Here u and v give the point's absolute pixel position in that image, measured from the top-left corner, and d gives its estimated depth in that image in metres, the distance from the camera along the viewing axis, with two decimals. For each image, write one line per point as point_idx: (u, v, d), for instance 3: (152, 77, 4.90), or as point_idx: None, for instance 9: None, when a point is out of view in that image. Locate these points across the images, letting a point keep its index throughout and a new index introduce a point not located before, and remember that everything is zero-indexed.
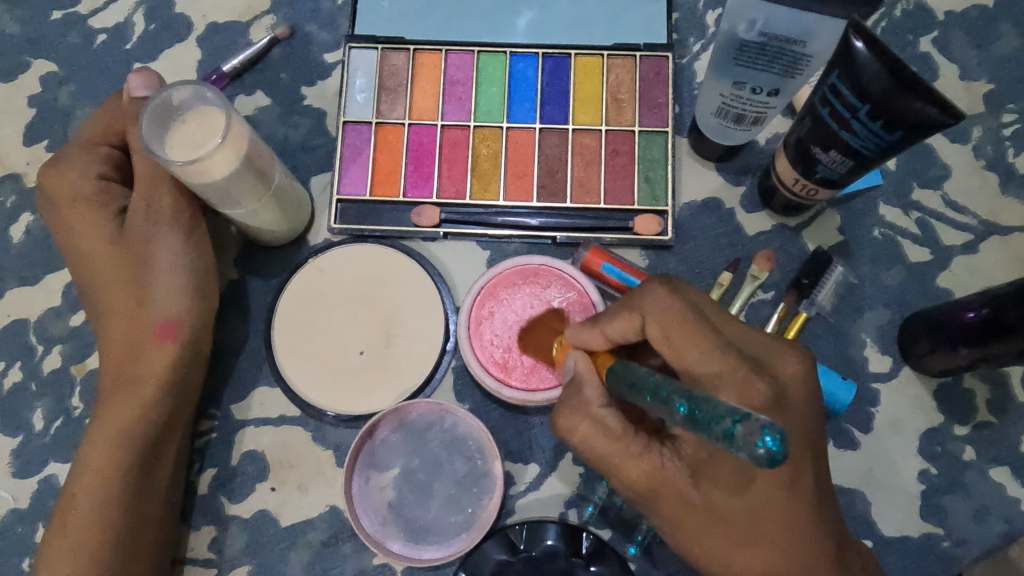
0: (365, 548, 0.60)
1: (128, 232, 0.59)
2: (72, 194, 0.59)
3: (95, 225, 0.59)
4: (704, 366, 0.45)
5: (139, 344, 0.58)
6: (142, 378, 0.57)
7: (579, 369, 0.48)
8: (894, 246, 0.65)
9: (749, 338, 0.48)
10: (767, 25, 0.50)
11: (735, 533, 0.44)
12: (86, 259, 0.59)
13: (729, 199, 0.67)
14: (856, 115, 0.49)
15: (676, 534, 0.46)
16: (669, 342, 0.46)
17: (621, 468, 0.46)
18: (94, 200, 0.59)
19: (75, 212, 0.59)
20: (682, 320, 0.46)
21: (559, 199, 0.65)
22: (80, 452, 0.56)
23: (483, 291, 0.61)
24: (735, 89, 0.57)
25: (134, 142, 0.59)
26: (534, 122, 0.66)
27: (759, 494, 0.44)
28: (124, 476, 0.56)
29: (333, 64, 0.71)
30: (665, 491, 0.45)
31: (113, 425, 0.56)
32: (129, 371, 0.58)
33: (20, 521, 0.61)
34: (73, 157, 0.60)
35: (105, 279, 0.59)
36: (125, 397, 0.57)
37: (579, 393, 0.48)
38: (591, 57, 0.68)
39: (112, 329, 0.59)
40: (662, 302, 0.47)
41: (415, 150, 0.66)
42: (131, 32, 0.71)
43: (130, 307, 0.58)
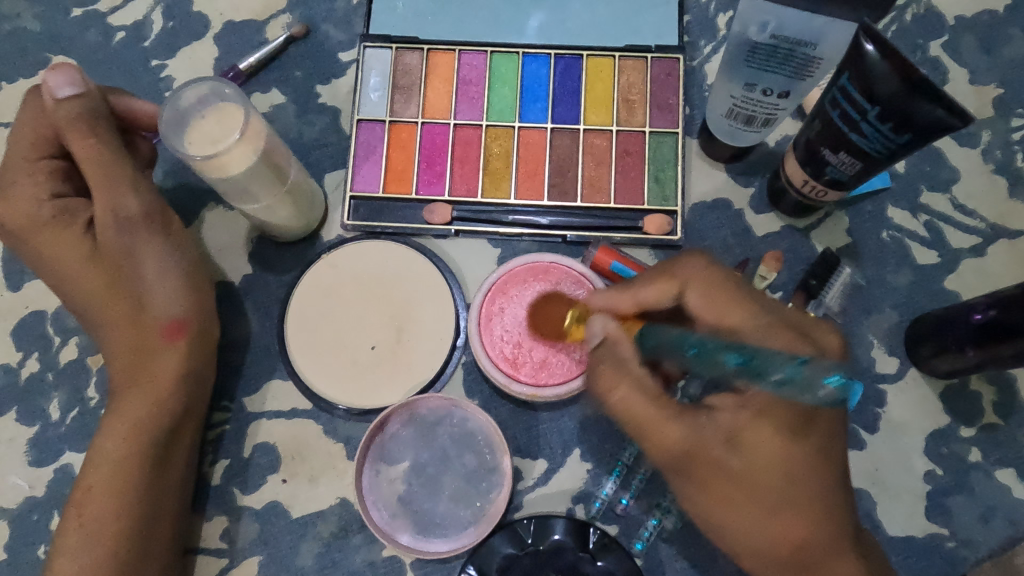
0: (375, 540, 0.61)
1: (101, 245, 0.57)
2: (31, 220, 0.57)
3: (63, 242, 0.57)
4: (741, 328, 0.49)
5: (139, 347, 0.58)
6: (149, 378, 0.58)
7: (610, 332, 0.50)
8: (901, 248, 0.66)
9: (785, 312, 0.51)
10: (777, 27, 0.50)
11: (775, 497, 0.46)
12: (66, 277, 0.58)
13: (737, 200, 0.68)
14: (865, 118, 0.49)
15: (709, 501, 0.47)
16: (711, 304, 0.50)
17: (659, 431, 0.47)
18: (54, 219, 0.57)
19: (42, 237, 0.57)
20: (723, 287, 0.50)
21: (569, 198, 0.66)
22: (89, 459, 0.57)
23: (494, 288, 0.62)
24: (746, 90, 0.57)
25: (75, 149, 0.56)
26: (546, 122, 0.67)
27: (797, 452, 0.46)
28: (141, 472, 0.56)
29: (348, 63, 0.72)
30: (703, 456, 0.46)
31: (127, 423, 0.57)
32: (135, 374, 0.58)
33: (36, 509, 0.62)
34: (31, 177, 0.57)
35: (90, 293, 0.58)
36: (136, 398, 0.57)
37: (615, 349, 0.49)
38: (602, 58, 0.69)
39: (111, 338, 0.59)
40: (718, 273, 0.51)
41: (428, 148, 0.67)
42: (149, 30, 0.72)
43: (128, 314, 0.58)
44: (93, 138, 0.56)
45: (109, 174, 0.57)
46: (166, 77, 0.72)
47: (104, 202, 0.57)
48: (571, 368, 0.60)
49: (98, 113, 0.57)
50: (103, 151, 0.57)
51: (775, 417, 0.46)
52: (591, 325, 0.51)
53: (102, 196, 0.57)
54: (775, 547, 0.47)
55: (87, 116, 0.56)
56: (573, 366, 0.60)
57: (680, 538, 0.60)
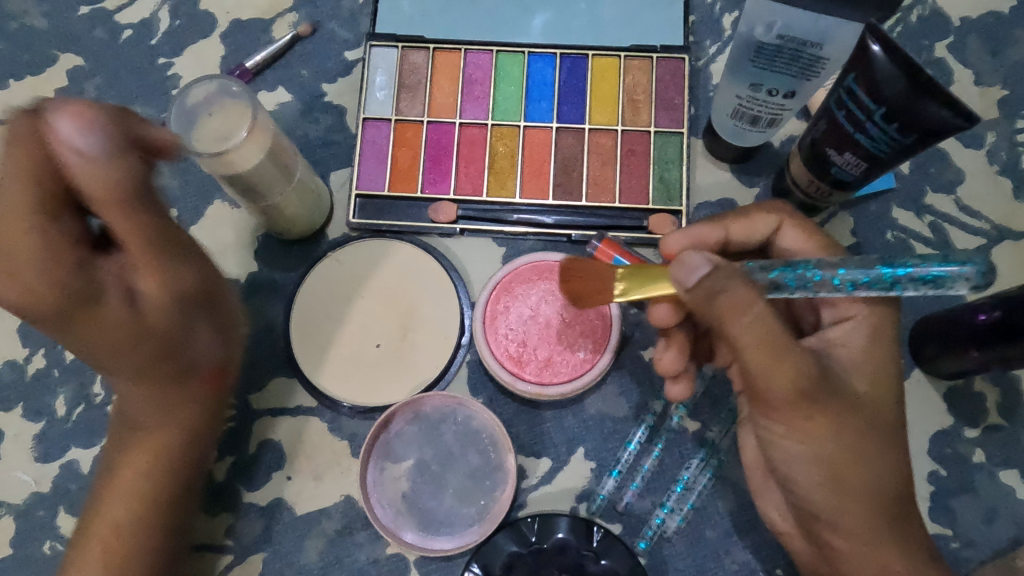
0: (379, 537, 0.61)
1: (155, 331, 0.50)
2: (75, 296, 0.46)
3: (121, 329, 0.49)
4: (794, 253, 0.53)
5: (174, 403, 0.55)
6: (179, 425, 0.57)
7: (716, 262, 0.42)
8: (906, 248, 0.66)
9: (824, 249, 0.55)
10: (783, 27, 0.51)
11: (883, 420, 0.46)
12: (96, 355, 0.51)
13: (742, 200, 0.68)
14: (871, 118, 0.50)
15: (822, 441, 0.45)
16: (808, 239, 0.52)
17: (775, 374, 0.43)
18: (117, 304, 0.48)
19: (84, 326, 0.48)
20: (814, 227, 0.53)
21: (574, 197, 0.66)
22: (102, 493, 0.56)
23: (498, 286, 0.62)
24: (751, 91, 0.57)
25: (110, 215, 0.46)
26: (551, 121, 0.67)
27: (885, 358, 0.48)
28: (166, 515, 0.57)
29: (354, 61, 0.72)
30: (820, 392, 0.44)
31: (157, 454, 0.56)
32: (165, 421, 0.56)
33: (42, 505, 0.62)
34: (69, 250, 0.45)
35: (123, 365, 0.52)
36: (173, 444, 0.57)
37: (734, 272, 0.42)
38: (608, 58, 0.69)
39: (139, 391, 0.54)
40: (783, 206, 0.54)
41: (433, 147, 0.67)
42: (156, 28, 0.73)
43: (171, 377, 0.54)
44: (137, 218, 0.46)
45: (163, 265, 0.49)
46: (173, 75, 0.72)
47: (160, 273, 0.49)
48: (575, 367, 0.60)
49: (128, 175, 0.45)
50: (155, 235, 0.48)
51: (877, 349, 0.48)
52: (687, 260, 0.42)
53: (154, 266, 0.49)
54: (879, 487, 0.46)
55: (127, 184, 0.45)
56: (578, 365, 0.60)
57: (683, 537, 0.60)
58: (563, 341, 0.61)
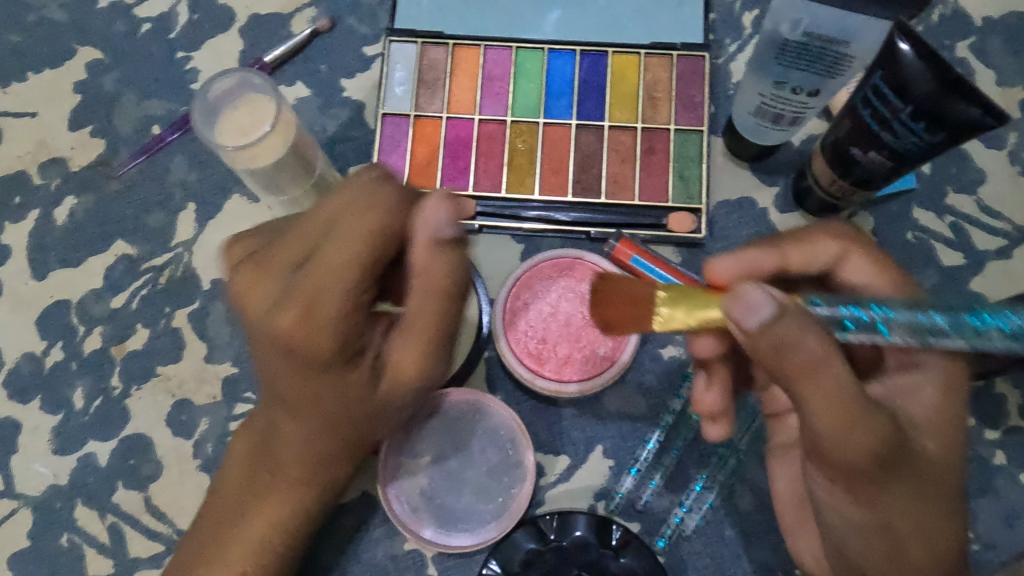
0: (396, 534, 0.61)
1: (380, 404, 0.45)
2: (316, 363, 0.42)
3: (329, 398, 0.44)
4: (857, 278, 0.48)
5: (319, 474, 0.51)
6: (317, 484, 0.52)
7: (778, 297, 0.38)
8: (926, 248, 0.66)
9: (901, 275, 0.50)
10: (811, 25, 0.50)
11: (953, 483, 0.43)
12: (293, 412, 0.46)
13: (762, 199, 0.67)
14: (898, 117, 0.49)
15: (887, 505, 0.42)
16: (881, 270, 0.48)
17: (846, 443, 0.40)
18: (360, 360, 0.43)
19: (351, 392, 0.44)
20: (887, 256, 0.49)
21: (593, 194, 0.66)
22: (225, 534, 0.53)
23: (518, 283, 0.63)
24: (775, 88, 0.57)
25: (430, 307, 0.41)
26: (570, 118, 0.67)
27: (961, 412, 0.44)
28: (275, 563, 0.54)
29: (372, 56, 0.71)
30: (893, 457, 0.41)
31: (275, 520, 0.52)
32: (307, 481, 0.51)
33: (59, 498, 0.62)
34: (325, 318, 0.41)
35: (308, 426, 0.47)
36: (296, 499, 0.52)
37: (802, 322, 0.38)
38: (628, 55, 0.69)
39: (291, 445, 0.49)
40: (848, 231, 0.49)
41: (452, 142, 0.67)
42: (175, 22, 0.73)
43: (324, 444, 0.48)
44: (454, 307, 0.42)
45: (444, 350, 0.44)
46: (191, 69, 0.72)
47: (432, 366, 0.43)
48: (595, 364, 0.60)
49: (459, 261, 0.42)
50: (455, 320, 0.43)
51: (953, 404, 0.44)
52: (746, 297, 0.38)
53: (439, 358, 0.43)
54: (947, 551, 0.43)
55: (462, 283, 0.42)
56: (598, 361, 0.60)
57: (702, 536, 0.60)
58: (583, 339, 0.61)
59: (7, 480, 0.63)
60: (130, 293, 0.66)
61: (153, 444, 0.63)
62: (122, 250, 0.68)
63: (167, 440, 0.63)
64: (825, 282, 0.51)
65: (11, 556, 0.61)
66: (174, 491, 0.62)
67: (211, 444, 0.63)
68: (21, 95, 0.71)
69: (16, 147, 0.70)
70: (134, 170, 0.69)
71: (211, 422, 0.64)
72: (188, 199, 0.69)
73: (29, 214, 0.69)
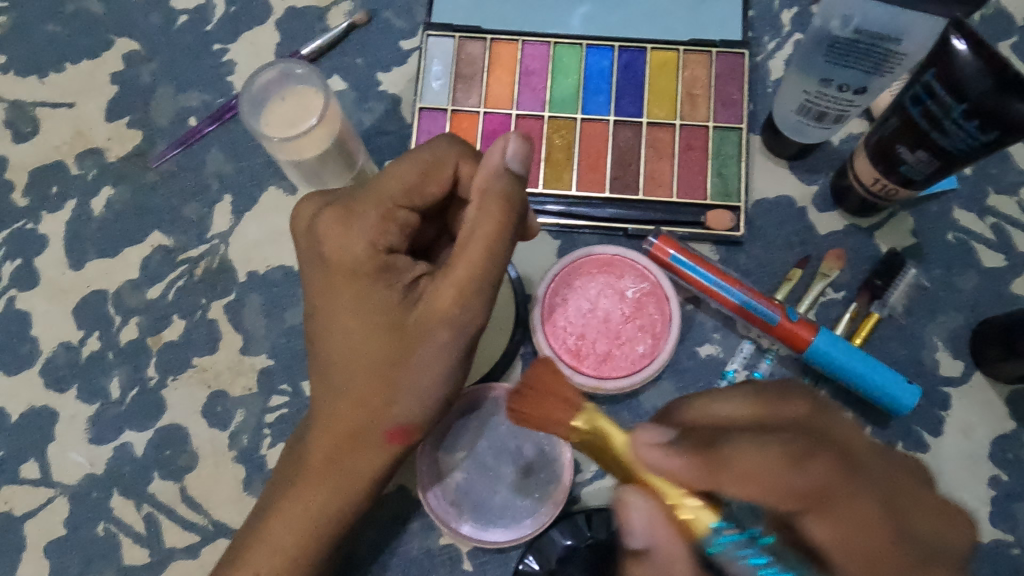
0: (432, 528, 0.61)
1: (413, 330, 0.44)
2: (350, 268, 0.45)
3: (362, 319, 0.45)
4: (869, 520, 0.39)
5: (343, 445, 0.45)
6: (345, 475, 0.46)
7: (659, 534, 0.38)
8: (967, 250, 0.65)
9: (929, 499, 0.43)
10: (862, 22, 0.50)
11: None
12: (329, 358, 0.46)
13: (801, 198, 0.67)
14: (950, 116, 0.49)
15: None
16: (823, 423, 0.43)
17: None
18: (393, 278, 0.46)
19: (375, 312, 0.45)
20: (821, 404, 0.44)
21: (631, 191, 0.65)
22: (250, 537, 0.47)
23: (558, 279, 0.62)
24: (821, 86, 0.57)
25: (469, 211, 0.44)
26: (608, 114, 0.67)
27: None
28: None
29: (409, 50, 0.71)
30: None
31: (292, 509, 0.46)
32: (331, 466, 0.46)
33: (96, 487, 0.62)
34: (361, 217, 0.46)
35: (340, 383, 0.45)
36: (318, 490, 0.46)
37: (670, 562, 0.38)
38: (666, 52, 0.68)
39: (322, 415, 0.46)
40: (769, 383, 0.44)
41: (489, 137, 0.67)
42: (212, 14, 0.72)
43: (356, 405, 0.45)
44: (505, 217, 0.44)
45: (490, 274, 0.44)
46: (228, 61, 0.72)
47: (456, 269, 0.44)
48: (634, 361, 0.60)
49: (517, 188, 0.45)
50: (503, 236, 0.44)
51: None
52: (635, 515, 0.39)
53: (464, 266, 0.44)
54: None
55: (518, 207, 0.45)
56: (638, 358, 0.60)
57: None
58: (622, 335, 0.61)
59: (44, 469, 0.63)
60: (167, 284, 0.67)
61: (188, 435, 0.63)
62: (158, 241, 0.68)
63: (203, 432, 0.63)
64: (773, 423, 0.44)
65: (48, 544, 0.62)
66: (210, 482, 0.62)
67: (246, 435, 0.63)
68: (58, 85, 0.71)
69: (53, 136, 0.70)
70: (170, 162, 0.70)
71: (246, 414, 0.64)
72: (224, 191, 0.69)
73: (66, 203, 0.69)
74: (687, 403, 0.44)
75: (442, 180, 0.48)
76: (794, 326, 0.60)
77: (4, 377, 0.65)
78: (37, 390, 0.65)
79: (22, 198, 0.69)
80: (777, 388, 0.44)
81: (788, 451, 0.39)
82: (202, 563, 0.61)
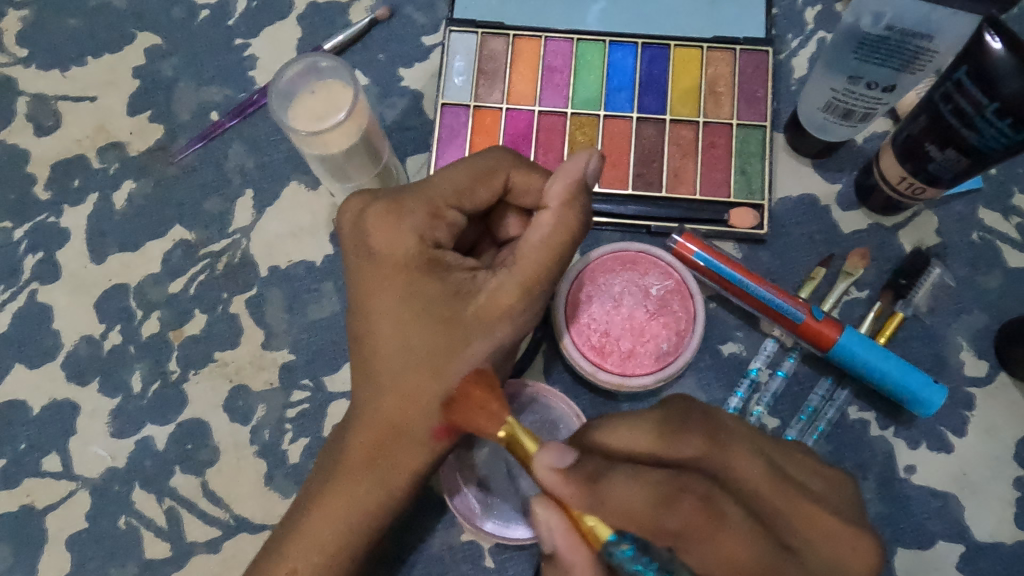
0: (454, 525, 0.61)
1: (468, 322, 0.46)
2: (402, 260, 0.46)
3: (414, 310, 0.46)
4: (745, 554, 0.41)
5: (390, 437, 0.46)
6: (392, 467, 0.46)
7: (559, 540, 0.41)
8: (992, 249, 0.65)
9: (802, 514, 0.44)
10: (894, 18, 0.50)
11: None
12: (377, 352, 0.46)
13: (824, 197, 0.67)
14: (981, 115, 0.48)
15: None
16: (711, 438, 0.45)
17: None
18: (442, 273, 0.47)
19: (431, 307, 0.46)
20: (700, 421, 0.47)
21: (654, 188, 0.65)
22: (289, 531, 0.47)
23: (581, 276, 0.62)
24: (849, 84, 0.57)
25: (538, 219, 0.47)
26: (631, 111, 0.67)
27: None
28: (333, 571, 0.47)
29: (431, 46, 0.71)
30: None
31: (336, 503, 0.46)
32: (376, 459, 0.46)
33: (117, 480, 0.62)
34: (411, 213, 0.47)
35: (388, 376, 0.46)
36: (363, 484, 0.46)
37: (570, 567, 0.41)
38: (690, 49, 0.68)
39: (369, 408, 0.47)
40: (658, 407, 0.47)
41: (512, 133, 0.67)
42: (234, 8, 0.72)
43: (405, 400, 0.45)
44: (574, 220, 0.47)
45: (547, 272, 0.46)
46: (249, 56, 0.72)
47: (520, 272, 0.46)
48: (659, 359, 0.60)
49: (584, 196, 0.48)
50: (566, 239, 0.47)
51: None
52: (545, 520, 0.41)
53: (527, 270, 0.46)
54: None
55: (584, 213, 0.48)
56: (661, 356, 0.60)
57: None
58: (646, 333, 0.61)
59: (66, 462, 0.63)
60: (188, 278, 0.67)
61: (210, 429, 0.63)
62: (180, 235, 0.68)
63: (225, 426, 0.63)
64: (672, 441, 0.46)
65: (69, 538, 0.62)
66: (231, 477, 0.62)
67: (268, 430, 0.63)
68: (80, 79, 0.71)
69: (75, 130, 0.70)
70: (192, 156, 0.69)
71: (268, 409, 0.64)
72: (245, 186, 0.69)
73: (87, 197, 0.69)
74: (593, 431, 0.46)
75: (495, 184, 0.50)
76: (819, 324, 0.59)
77: (26, 370, 0.65)
78: (59, 383, 0.65)
79: (44, 192, 0.69)
80: (672, 420, 0.46)
81: (663, 488, 0.41)
82: (223, 557, 0.61)
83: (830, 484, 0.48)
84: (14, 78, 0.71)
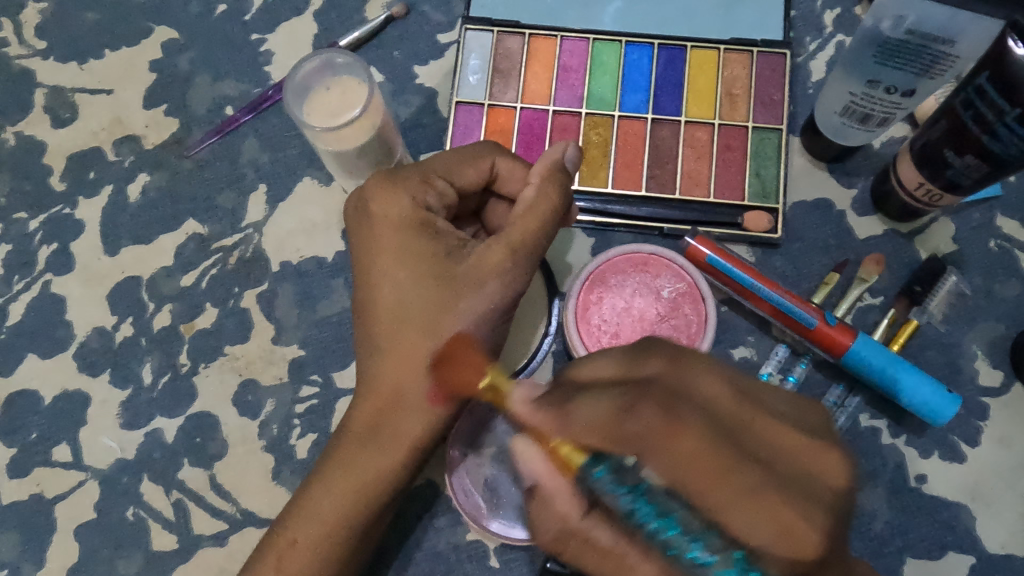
0: (459, 524, 0.60)
1: (460, 281, 0.47)
2: (398, 222, 0.47)
3: (412, 269, 0.47)
4: (704, 458, 0.37)
5: (389, 404, 0.47)
6: (393, 438, 0.46)
7: (541, 474, 0.41)
8: (1009, 258, 0.64)
9: (782, 435, 0.39)
10: (915, 22, 0.49)
11: (794, 554, 0.35)
12: (377, 316, 0.47)
13: (839, 202, 0.66)
14: (1002, 120, 0.48)
15: None
16: (675, 362, 0.42)
17: None
18: (434, 235, 0.48)
19: (428, 266, 0.47)
20: (673, 348, 0.43)
21: (668, 190, 0.65)
22: (295, 505, 0.47)
23: (592, 277, 0.62)
24: (867, 88, 0.56)
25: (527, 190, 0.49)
26: (646, 113, 0.67)
27: (741, 478, 0.37)
28: (339, 542, 0.47)
29: (447, 44, 0.71)
30: None
31: (338, 472, 0.46)
32: (377, 427, 0.47)
33: (126, 471, 0.63)
34: (404, 178, 0.49)
35: (387, 342, 0.47)
36: (366, 453, 0.46)
37: (552, 503, 0.42)
38: (707, 50, 0.68)
39: (371, 376, 0.47)
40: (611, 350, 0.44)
41: (525, 132, 0.66)
42: (251, 3, 0.73)
43: (404, 364, 0.46)
44: (558, 193, 0.49)
45: (535, 237, 0.48)
46: (265, 51, 0.72)
47: (512, 234, 0.47)
48: None
49: (563, 175, 0.50)
50: (551, 207, 0.48)
51: (719, 475, 0.37)
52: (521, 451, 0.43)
53: (518, 233, 0.47)
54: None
55: (566, 189, 0.50)
56: None
57: None
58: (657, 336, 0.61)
59: (76, 452, 0.63)
60: (200, 272, 0.67)
61: (218, 422, 0.63)
62: (193, 229, 0.68)
63: (233, 419, 0.63)
64: (672, 361, 0.42)
65: (77, 527, 0.62)
66: (239, 471, 0.62)
67: (276, 425, 0.63)
68: (97, 71, 0.72)
69: (91, 122, 0.70)
70: (206, 150, 0.70)
71: (276, 404, 0.64)
72: (259, 181, 0.69)
73: (102, 189, 0.69)
74: (572, 369, 0.45)
75: (480, 161, 0.51)
76: (831, 330, 0.59)
77: (39, 360, 0.65)
78: (71, 373, 0.65)
79: (59, 183, 0.69)
80: (639, 346, 0.44)
81: (622, 401, 0.39)
82: (230, 551, 0.61)
83: (798, 403, 0.42)
84: (32, 70, 0.72)
